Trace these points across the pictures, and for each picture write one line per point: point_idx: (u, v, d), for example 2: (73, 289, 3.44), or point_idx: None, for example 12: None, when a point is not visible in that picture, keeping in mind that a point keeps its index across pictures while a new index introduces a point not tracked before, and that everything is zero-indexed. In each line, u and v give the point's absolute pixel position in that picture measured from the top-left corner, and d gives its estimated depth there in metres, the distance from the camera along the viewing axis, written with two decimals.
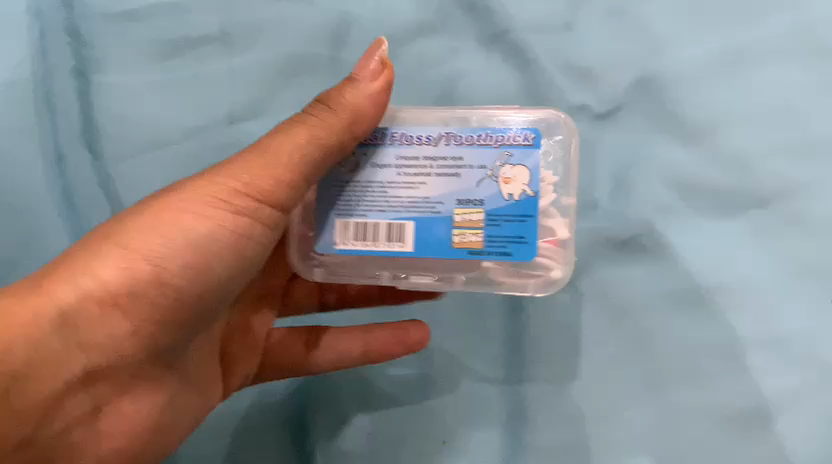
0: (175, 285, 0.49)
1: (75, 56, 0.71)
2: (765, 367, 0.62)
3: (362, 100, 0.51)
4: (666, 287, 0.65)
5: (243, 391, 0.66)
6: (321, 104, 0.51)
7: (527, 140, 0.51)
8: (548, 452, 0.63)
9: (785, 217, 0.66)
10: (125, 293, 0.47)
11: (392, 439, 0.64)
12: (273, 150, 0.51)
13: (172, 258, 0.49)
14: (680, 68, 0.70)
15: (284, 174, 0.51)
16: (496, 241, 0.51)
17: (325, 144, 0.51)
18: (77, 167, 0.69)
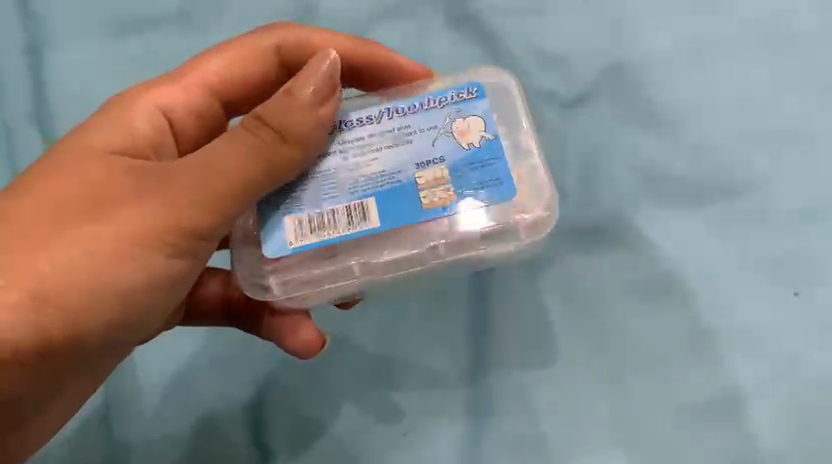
0: (94, 312, 0.48)
1: (29, 32, 0.69)
2: (729, 355, 0.63)
3: (305, 114, 0.49)
4: (626, 276, 0.66)
5: (205, 383, 0.65)
6: (264, 120, 0.49)
7: (470, 94, 0.54)
8: (509, 444, 0.62)
9: (746, 209, 0.67)
10: (44, 318, 0.47)
11: (355, 433, 0.63)
12: (213, 172, 0.48)
13: (92, 282, 0.47)
14: (644, 59, 0.71)
15: (223, 201, 0.48)
16: (468, 191, 0.51)
17: (270, 171, 0.49)
18: (27, 147, 0.66)
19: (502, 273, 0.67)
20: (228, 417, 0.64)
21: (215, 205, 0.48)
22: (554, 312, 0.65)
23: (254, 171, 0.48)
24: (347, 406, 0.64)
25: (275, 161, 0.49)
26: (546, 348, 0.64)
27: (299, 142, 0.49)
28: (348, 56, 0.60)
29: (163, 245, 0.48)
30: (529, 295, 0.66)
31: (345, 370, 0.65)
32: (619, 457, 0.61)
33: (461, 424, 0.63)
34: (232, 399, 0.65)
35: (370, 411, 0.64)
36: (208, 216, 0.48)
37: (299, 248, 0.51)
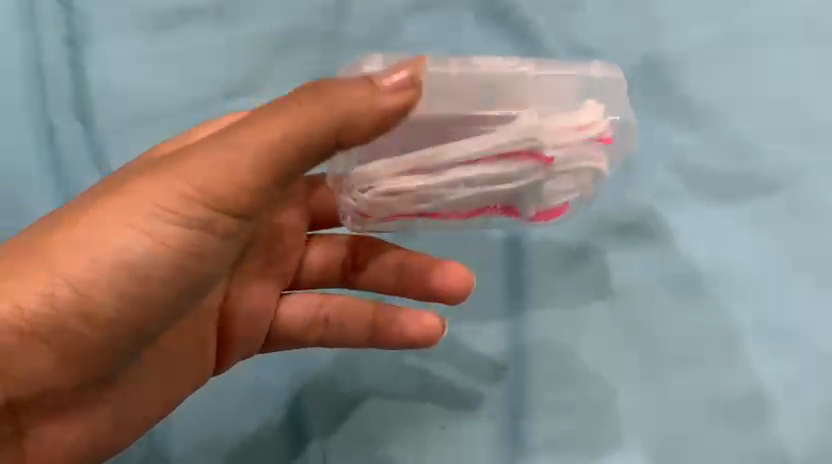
0: (139, 286, 0.47)
1: (67, 27, 0.69)
2: (759, 355, 0.62)
3: (361, 103, 0.47)
4: (665, 271, 0.65)
5: (235, 369, 0.64)
6: (308, 91, 0.48)
7: None
8: (548, 441, 0.62)
9: (786, 204, 0.65)
10: (88, 290, 0.47)
11: (390, 427, 0.62)
12: (241, 141, 0.47)
13: (133, 249, 0.47)
14: (681, 51, 0.70)
15: (252, 179, 0.47)
16: None
17: (304, 136, 0.47)
18: (68, 140, 0.67)
19: (538, 267, 0.66)
20: (258, 410, 0.63)
21: (224, 176, 0.47)
22: (589, 309, 0.65)
23: (279, 139, 0.47)
24: (381, 400, 0.63)
25: (305, 138, 0.47)
26: (582, 340, 0.64)
27: (344, 108, 0.47)
28: None
29: (168, 208, 0.47)
30: (565, 290, 0.65)
31: (379, 359, 0.65)
32: (659, 454, 0.61)
33: (497, 418, 0.62)
34: (265, 390, 0.64)
35: (405, 404, 0.63)
36: (226, 194, 0.47)
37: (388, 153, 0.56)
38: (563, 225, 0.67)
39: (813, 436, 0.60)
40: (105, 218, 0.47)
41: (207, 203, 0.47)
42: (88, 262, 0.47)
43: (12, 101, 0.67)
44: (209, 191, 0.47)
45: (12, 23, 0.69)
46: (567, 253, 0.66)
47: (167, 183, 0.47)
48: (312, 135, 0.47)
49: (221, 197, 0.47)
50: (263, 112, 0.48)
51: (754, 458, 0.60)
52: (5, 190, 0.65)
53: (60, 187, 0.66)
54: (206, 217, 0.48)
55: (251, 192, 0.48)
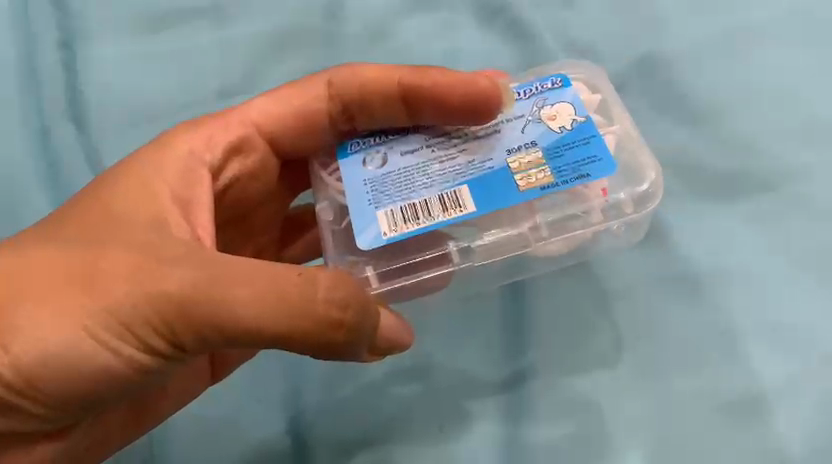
0: (80, 392, 0.46)
1: (59, 26, 0.69)
2: (765, 355, 0.61)
3: (321, 309, 0.47)
4: (664, 272, 0.65)
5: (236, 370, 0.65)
6: (286, 271, 0.46)
7: (556, 84, 0.55)
8: (545, 445, 0.60)
9: (786, 201, 0.65)
10: (33, 383, 0.44)
11: (387, 440, 0.61)
12: (216, 282, 0.45)
13: (84, 354, 0.45)
14: (675, 51, 0.71)
15: (221, 319, 0.45)
16: (565, 170, 0.51)
17: (275, 323, 0.45)
18: (59, 138, 0.65)
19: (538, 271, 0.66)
20: (260, 425, 0.63)
21: (195, 306, 0.45)
22: (588, 311, 0.65)
23: (245, 330, 0.45)
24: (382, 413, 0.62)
25: (271, 335, 0.46)
26: (583, 345, 0.63)
27: (302, 320, 0.46)
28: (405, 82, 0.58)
29: (126, 319, 0.45)
30: (562, 294, 0.65)
31: (378, 367, 0.65)
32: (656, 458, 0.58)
33: (493, 430, 0.61)
34: (269, 400, 0.64)
35: (404, 415, 0.62)
36: (187, 324, 0.45)
37: (392, 238, 0.51)
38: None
39: (822, 437, 0.58)
40: (66, 309, 0.45)
41: (165, 328, 0.45)
42: (37, 351, 0.44)
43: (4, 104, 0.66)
44: (169, 310, 0.45)
45: (10, 26, 0.69)
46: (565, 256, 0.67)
47: (132, 293, 0.45)
48: (282, 325, 0.46)
49: (182, 324, 0.45)
50: (247, 265, 0.46)
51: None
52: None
53: (51, 187, 0.63)
54: (158, 342, 0.46)
55: (214, 331, 0.46)
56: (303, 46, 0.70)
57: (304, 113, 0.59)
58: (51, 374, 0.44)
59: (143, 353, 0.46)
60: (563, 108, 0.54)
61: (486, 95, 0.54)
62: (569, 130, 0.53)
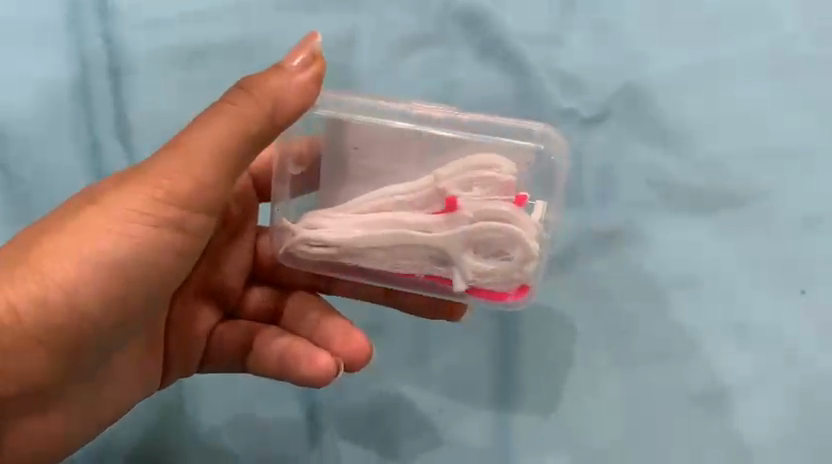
0: (113, 292, 0.55)
1: (109, 58, 0.74)
2: (736, 350, 0.70)
3: (289, 87, 0.56)
4: (640, 277, 0.72)
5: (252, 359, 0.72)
6: (240, 91, 0.56)
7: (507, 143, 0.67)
8: (531, 427, 0.69)
9: (751, 214, 0.74)
10: (76, 291, 0.54)
11: (397, 422, 0.69)
12: (193, 146, 0.55)
13: (108, 252, 0.54)
14: (659, 81, 0.78)
15: (208, 155, 0.55)
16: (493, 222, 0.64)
17: (255, 118, 0.56)
18: (110, 159, 0.72)
19: None
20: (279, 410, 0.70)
21: (188, 175, 0.55)
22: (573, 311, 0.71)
23: (234, 138, 0.56)
24: (390, 398, 0.70)
25: (255, 120, 0.56)
26: (568, 339, 0.71)
27: (285, 99, 0.56)
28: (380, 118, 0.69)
29: (139, 210, 0.55)
30: (554, 296, 0.72)
31: (383, 356, 0.71)
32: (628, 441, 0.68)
33: (489, 413, 0.69)
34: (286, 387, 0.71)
35: (409, 401, 0.70)
36: (187, 189, 0.55)
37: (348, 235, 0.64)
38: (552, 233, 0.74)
39: (777, 425, 0.68)
40: (80, 225, 0.54)
41: (174, 203, 0.55)
42: (71, 262, 0.54)
43: (58, 127, 0.72)
44: (168, 182, 0.55)
45: (60, 53, 0.74)
46: (554, 261, 0.73)
47: (134, 194, 0.55)
48: (261, 115, 0.56)
49: (180, 191, 0.55)
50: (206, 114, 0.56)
51: (716, 449, 0.68)
52: (56, 208, 0.71)
53: None
54: (165, 220, 0.55)
55: (212, 175, 0.56)
56: None
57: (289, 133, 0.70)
58: (93, 274, 0.54)
59: (153, 229, 0.55)
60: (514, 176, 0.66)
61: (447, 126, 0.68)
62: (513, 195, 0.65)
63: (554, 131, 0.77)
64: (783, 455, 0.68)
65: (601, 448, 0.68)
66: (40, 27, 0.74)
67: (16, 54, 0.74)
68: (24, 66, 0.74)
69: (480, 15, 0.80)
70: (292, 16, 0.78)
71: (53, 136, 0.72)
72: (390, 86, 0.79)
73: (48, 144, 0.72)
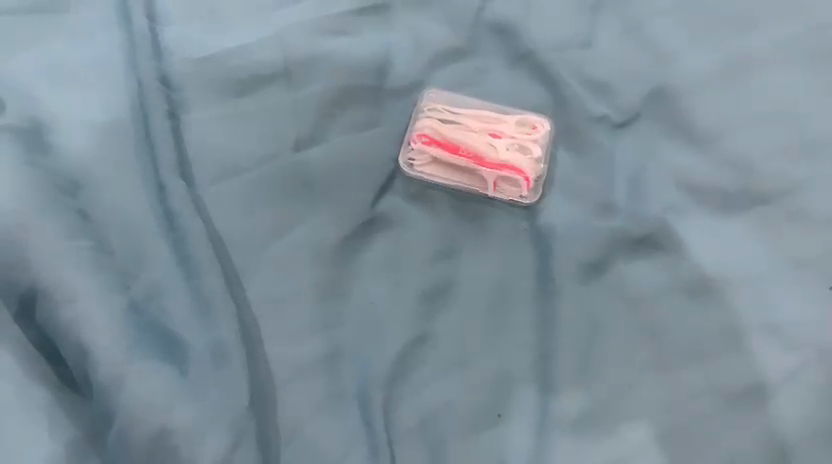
0: None
1: (167, 100, 0.75)
2: (773, 347, 0.69)
3: None
4: (676, 277, 0.72)
5: (285, 388, 0.64)
6: None
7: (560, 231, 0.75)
8: (581, 435, 0.66)
9: (785, 211, 0.75)
10: None
11: (440, 434, 0.65)
12: None
13: None
14: (686, 83, 0.81)
15: None
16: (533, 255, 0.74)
17: None
18: (173, 194, 0.69)
19: (563, 279, 0.72)
20: (332, 427, 0.63)
21: None
22: (611, 314, 0.71)
23: None
24: (433, 412, 0.65)
25: None
26: (603, 344, 0.70)
27: None
28: (453, 147, 0.77)
29: None
30: (592, 299, 0.72)
31: (429, 366, 0.68)
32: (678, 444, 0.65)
33: (530, 414, 0.67)
34: (338, 409, 0.64)
35: (457, 411, 0.66)
36: None
37: (389, 257, 0.72)
38: (588, 235, 0.74)
39: (820, 417, 0.66)
40: None
41: None
42: None
43: (109, 160, 0.69)
44: None
45: (118, 96, 0.74)
46: (588, 266, 0.73)
47: None
48: None
49: None
50: None
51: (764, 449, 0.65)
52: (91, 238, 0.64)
53: (172, 236, 0.67)
54: None
55: None
56: (360, 104, 0.79)
57: (363, 181, 0.75)
58: None
59: None
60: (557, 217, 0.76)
61: (511, 188, 0.76)
62: (555, 216, 0.76)
63: (590, 139, 0.80)
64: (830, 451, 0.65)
65: (642, 450, 0.65)
66: (102, 71, 0.75)
67: (74, 97, 0.73)
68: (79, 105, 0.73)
69: (511, 26, 0.84)
70: (333, 43, 0.81)
71: (102, 164, 0.69)
72: (433, 95, 0.81)
73: (96, 173, 0.68)
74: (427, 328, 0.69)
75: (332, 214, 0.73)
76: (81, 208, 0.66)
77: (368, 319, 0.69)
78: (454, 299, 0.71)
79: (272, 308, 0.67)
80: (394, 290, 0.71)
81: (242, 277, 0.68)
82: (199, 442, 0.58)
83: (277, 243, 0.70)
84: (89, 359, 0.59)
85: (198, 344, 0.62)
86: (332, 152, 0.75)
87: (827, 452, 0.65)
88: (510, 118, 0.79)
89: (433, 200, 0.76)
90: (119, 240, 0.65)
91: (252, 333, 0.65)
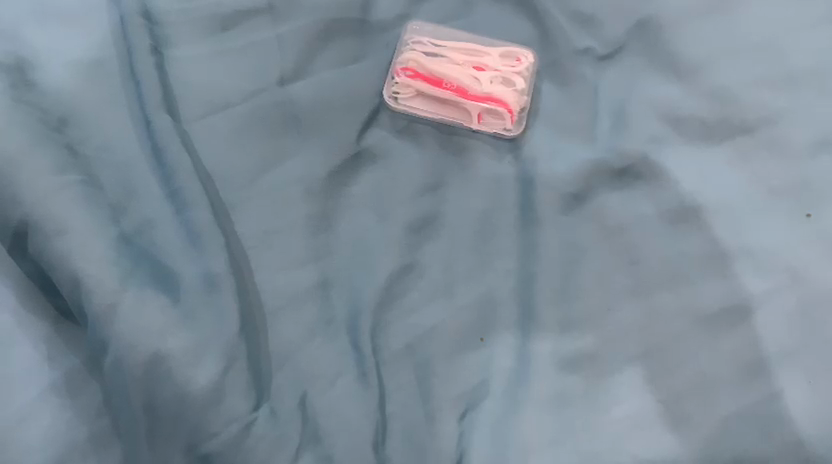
0: None
1: (151, 36, 0.75)
2: (748, 272, 0.71)
3: None
4: (654, 207, 0.74)
5: (277, 315, 0.66)
6: None
7: (543, 158, 0.76)
8: (562, 356, 0.68)
9: (765, 141, 0.76)
10: None
11: (427, 357, 0.67)
12: None
13: None
14: (672, 15, 0.81)
15: None
16: (518, 187, 0.75)
17: None
18: (162, 130, 0.69)
19: (546, 209, 0.74)
20: (323, 351, 0.65)
21: None
22: (592, 243, 0.73)
23: None
24: (420, 336, 0.68)
25: None
26: (583, 271, 0.72)
27: None
28: (437, 80, 0.78)
29: None
30: (573, 228, 0.73)
31: (416, 294, 0.70)
32: (654, 365, 0.68)
33: (512, 338, 0.69)
34: (328, 335, 0.66)
35: (443, 336, 0.68)
36: None
37: (374, 187, 0.73)
38: (571, 166, 0.75)
39: (790, 338, 0.68)
40: None
41: None
42: None
43: (98, 99, 0.70)
44: None
45: (102, 34, 0.73)
46: (570, 197, 0.74)
47: None
48: None
49: None
50: None
51: (736, 367, 0.68)
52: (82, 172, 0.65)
53: (161, 171, 0.68)
54: None
55: None
56: (345, 39, 0.79)
57: (349, 112, 0.76)
58: None
59: None
60: (541, 147, 0.77)
61: (497, 120, 0.78)
62: (539, 146, 0.77)
63: (574, 72, 0.80)
64: (800, 367, 0.67)
65: (620, 371, 0.68)
66: (85, 9, 0.75)
67: (57, 35, 0.73)
68: (64, 44, 0.72)
69: None
70: None
71: (91, 101, 0.69)
72: (418, 30, 0.81)
73: (85, 109, 0.69)
74: (414, 258, 0.71)
75: (319, 145, 0.74)
76: (69, 143, 0.67)
77: (357, 250, 0.71)
78: (440, 229, 0.72)
79: (261, 240, 0.68)
80: (382, 220, 0.72)
81: (231, 210, 0.69)
82: (194, 365, 0.60)
83: (265, 175, 0.71)
84: (83, 291, 0.60)
85: (189, 274, 0.63)
86: (318, 86, 0.76)
87: (797, 367, 0.67)
88: (493, 51, 0.80)
89: (419, 132, 0.77)
90: (109, 176, 0.66)
91: (242, 264, 0.66)
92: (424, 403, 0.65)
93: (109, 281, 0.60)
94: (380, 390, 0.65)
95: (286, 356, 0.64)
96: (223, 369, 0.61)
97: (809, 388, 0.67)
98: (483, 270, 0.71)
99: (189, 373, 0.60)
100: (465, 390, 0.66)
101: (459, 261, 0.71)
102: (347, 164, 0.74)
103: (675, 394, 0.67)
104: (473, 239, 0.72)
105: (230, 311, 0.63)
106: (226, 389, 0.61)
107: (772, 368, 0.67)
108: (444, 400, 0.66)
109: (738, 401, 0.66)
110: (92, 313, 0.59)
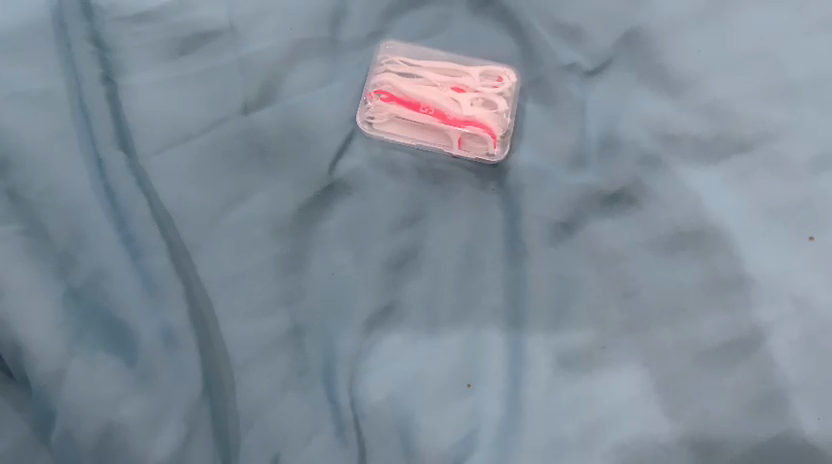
0: None
1: (101, 63, 0.69)
2: (753, 302, 0.66)
3: None
4: (649, 234, 0.69)
5: (246, 368, 0.61)
6: None
7: (529, 181, 0.72)
8: (556, 401, 0.63)
9: (765, 158, 0.71)
10: None
11: (410, 407, 0.62)
12: None
13: None
14: (661, 24, 0.77)
15: None
16: (504, 215, 0.70)
17: None
18: (115, 169, 0.64)
19: (533, 240, 0.69)
20: (296, 406, 0.60)
21: None
22: (583, 274, 0.68)
23: None
24: (401, 384, 0.62)
25: None
26: (576, 306, 0.67)
27: None
28: (415, 104, 0.75)
29: None
30: (563, 259, 0.68)
31: (397, 338, 0.64)
32: (654, 407, 0.63)
33: (501, 383, 0.64)
34: (302, 387, 0.61)
35: (426, 383, 0.63)
36: None
37: (351, 220, 0.68)
38: (559, 191, 0.71)
39: (799, 371, 0.63)
40: None
41: None
42: None
43: (45, 136, 0.64)
44: None
45: (47, 60, 0.68)
46: (559, 226, 0.70)
47: None
48: None
49: None
50: None
51: (743, 408, 0.63)
52: (27, 221, 0.61)
53: (116, 214, 0.63)
54: None
55: None
56: (314, 59, 0.74)
57: (320, 140, 0.70)
58: None
59: None
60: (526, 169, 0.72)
61: (480, 144, 0.74)
62: (524, 168, 0.72)
63: (560, 89, 0.75)
64: (812, 404, 0.62)
65: (618, 415, 0.63)
66: (26, 30, 0.68)
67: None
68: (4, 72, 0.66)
69: None
70: None
71: (36, 139, 0.64)
72: (393, 48, 0.76)
73: (30, 146, 0.63)
74: (393, 298, 0.66)
75: (288, 177, 0.68)
76: (10, 188, 0.62)
77: (331, 291, 0.65)
78: (420, 265, 0.67)
79: (226, 285, 0.63)
80: (359, 255, 0.67)
81: (193, 253, 0.63)
82: (153, 433, 0.56)
83: (230, 213, 0.66)
84: (27, 356, 0.56)
85: (147, 330, 0.59)
86: (285, 113, 0.70)
87: (809, 405, 0.62)
88: (473, 70, 0.76)
89: (395, 159, 0.72)
90: (57, 223, 0.61)
91: (206, 313, 0.61)
92: (407, 459, 0.60)
93: (55, 345, 0.56)
94: (359, 447, 0.60)
95: (256, 415, 0.59)
96: (185, 435, 0.56)
97: (822, 426, 0.62)
98: (470, 309, 0.66)
99: (148, 443, 0.56)
100: (452, 442, 0.61)
101: (443, 300, 0.66)
102: (320, 196, 0.68)
103: (678, 437, 0.62)
104: (458, 275, 0.67)
105: (194, 371, 0.58)
106: (190, 457, 0.56)
107: (782, 406, 0.62)
108: (430, 454, 0.61)
109: (745, 444, 0.62)
110: (37, 379, 0.55)
